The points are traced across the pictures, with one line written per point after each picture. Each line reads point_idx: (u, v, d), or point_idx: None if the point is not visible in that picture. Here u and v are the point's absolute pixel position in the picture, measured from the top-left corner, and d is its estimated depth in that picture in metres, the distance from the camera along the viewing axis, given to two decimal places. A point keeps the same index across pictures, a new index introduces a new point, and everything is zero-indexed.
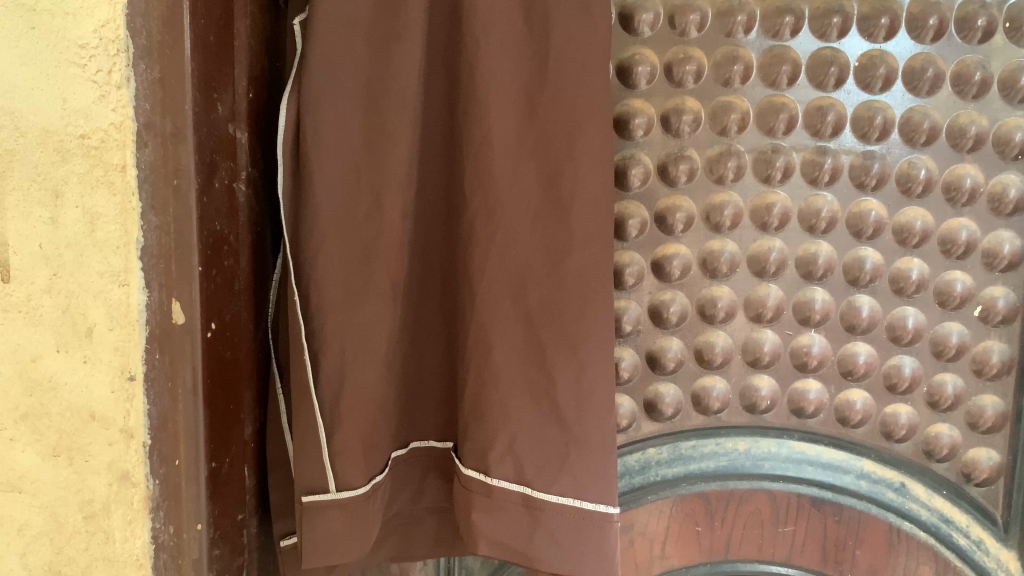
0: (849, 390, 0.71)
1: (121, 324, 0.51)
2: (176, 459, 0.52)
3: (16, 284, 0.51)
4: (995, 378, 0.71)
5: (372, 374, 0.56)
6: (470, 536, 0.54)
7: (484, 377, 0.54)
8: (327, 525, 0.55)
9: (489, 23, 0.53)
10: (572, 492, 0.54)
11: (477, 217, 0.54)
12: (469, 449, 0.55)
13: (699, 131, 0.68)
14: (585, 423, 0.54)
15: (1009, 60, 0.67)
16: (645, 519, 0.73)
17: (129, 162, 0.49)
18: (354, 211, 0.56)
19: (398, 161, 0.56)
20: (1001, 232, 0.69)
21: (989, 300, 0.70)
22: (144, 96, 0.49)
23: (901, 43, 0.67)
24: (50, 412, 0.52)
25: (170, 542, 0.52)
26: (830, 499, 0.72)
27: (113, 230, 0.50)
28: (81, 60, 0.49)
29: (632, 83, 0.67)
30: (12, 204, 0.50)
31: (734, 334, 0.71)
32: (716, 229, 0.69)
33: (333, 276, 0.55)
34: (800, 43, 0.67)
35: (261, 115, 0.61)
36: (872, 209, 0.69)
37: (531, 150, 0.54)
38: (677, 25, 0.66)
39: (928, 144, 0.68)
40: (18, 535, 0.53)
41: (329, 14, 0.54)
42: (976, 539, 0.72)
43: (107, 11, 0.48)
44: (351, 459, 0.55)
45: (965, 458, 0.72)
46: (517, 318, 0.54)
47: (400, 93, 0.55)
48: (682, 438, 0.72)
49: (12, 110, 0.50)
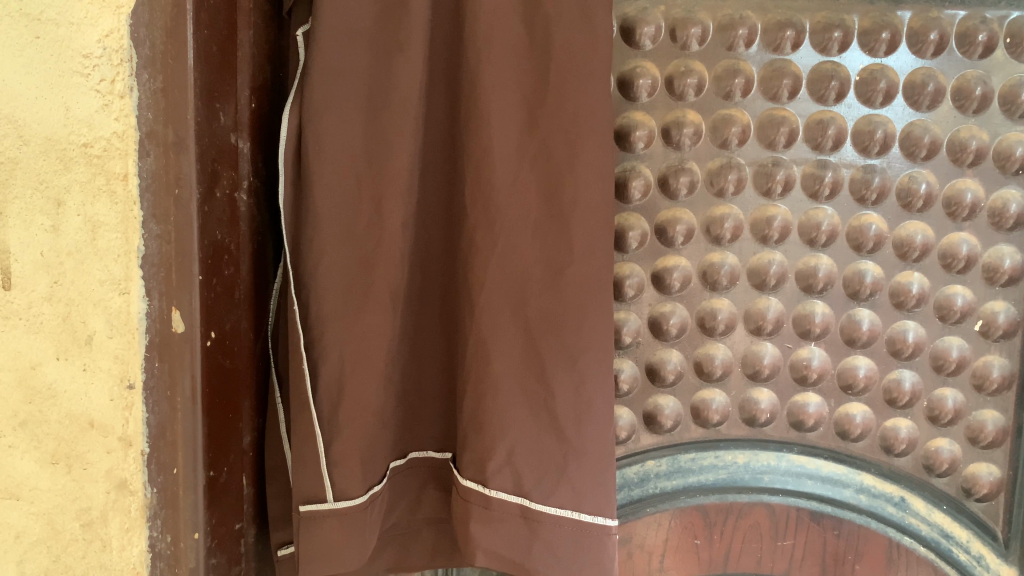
0: (849, 404, 0.71)
1: (121, 332, 0.51)
2: (174, 468, 0.52)
3: (16, 291, 0.51)
4: (996, 394, 0.71)
5: (371, 385, 0.56)
6: (467, 547, 0.53)
7: (483, 388, 0.54)
8: (324, 535, 0.55)
9: (490, 35, 0.53)
10: (570, 503, 0.54)
11: (477, 228, 0.54)
12: (467, 460, 0.55)
13: (699, 144, 0.68)
14: (583, 434, 0.54)
15: (1009, 75, 0.67)
16: (643, 532, 0.72)
17: (131, 171, 0.49)
18: (354, 221, 0.56)
19: (398, 171, 0.56)
20: (1001, 247, 0.69)
21: (990, 314, 0.70)
22: (146, 105, 0.49)
23: (901, 58, 0.67)
24: (49, 419, 0.52)
25: (167, 550, 0.52)
26: (830, 512, 0.71)
27: (114, 239, 0.50)
28: (84, 69, 0.49)
29: (633, 96, 0.67)
30: (14, 212, 0.50)
31: (734, 346, 0.71)
32: (716, 242, 0.69)
33: (334, 286, 0.56)
34: (801, 57, 0.67)
35: (263, 125, 0.61)
36: (872, 223, 0.69)
37: (532, 161, 0.54)
38: (678, 39, 0.67)
39: (928, 158, 0.68)
40: (14, 543, 0.53)
41: (331, 24, 0.54)
42: (976, 554, 0.72)
43: (112, 21, 0.48)
44: (349, 469, 0.55)
45: (965, 473, 0.72)
46: (517, 328, 0.54)
47: (402, 104, 0.55)
48: (681, 450, 0.72)
49: (15, 118, 0.50)
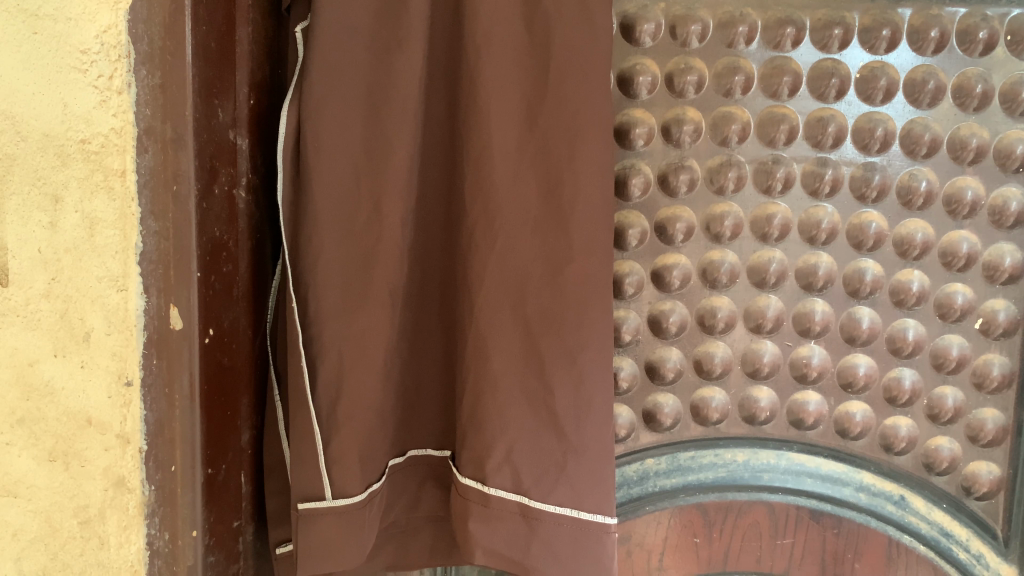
0: (849, 402, 0.71)
1: (119, 329, 0.51)
2: (172, 465, 0.52)
3: (14, 288, 0.51)
4: (996, 392, 0.71)
5: (370, 382, 0.56)
6: (466, 545, 0.53)
7: (483, 386, 0.54)
8: (323, 533, 0.55)
9: (490, 32, 0.53)
10: (569, 501, 0.54)
11: (477, 225, 0.54)
12: (466, 458, 0.55)
13: (699, 141, 0.68)
14: (583, 432, 0.54)
15: (1009, 73, 0.67)
16: (642, 530, 0.72)
17: (129, 167, 0.49)
18: (354, 218, 0.56)
19: (398, 168, 0.56)
20: (1002, 245, 0.69)
21: (990, 313, 0.70)
22: (144, 102, 0.49)
23: (901, 55, 0.67)
24: (47, 416, 0.52)
25: (165, 548, 0.52)
26: (829, 511, 0.71)
27: (112, 235, 0.50)
28: (82, 65, 0.49)
29: (633, 93, 0.67)
30: (11, 209, 0.50)
31: (734, 345, 0.71)
32: (716, 240, 0.69)
33: (333, 283, 0.55)
34: (801, 54, 0.67)
35: (262, 122, 0.61)
36: (872, 221, 0.69)
37: (532, 159, 0.54)
38: (678, 36, 0.66)
39: (928, 156, 0.68)
40: (11, 541, 0.53)
41: (330, 21, 0.54)
42: (976, 553, 0.72)
43: (110, 17, 0.48)
44: (348, 467, 0.55)
45: (965, 471, 0.72)
46: (516, 326, 0.54)
47: (401, 101, 0.55)
48: (681, 448, 0.72)
49: (13, 114, 0.50)
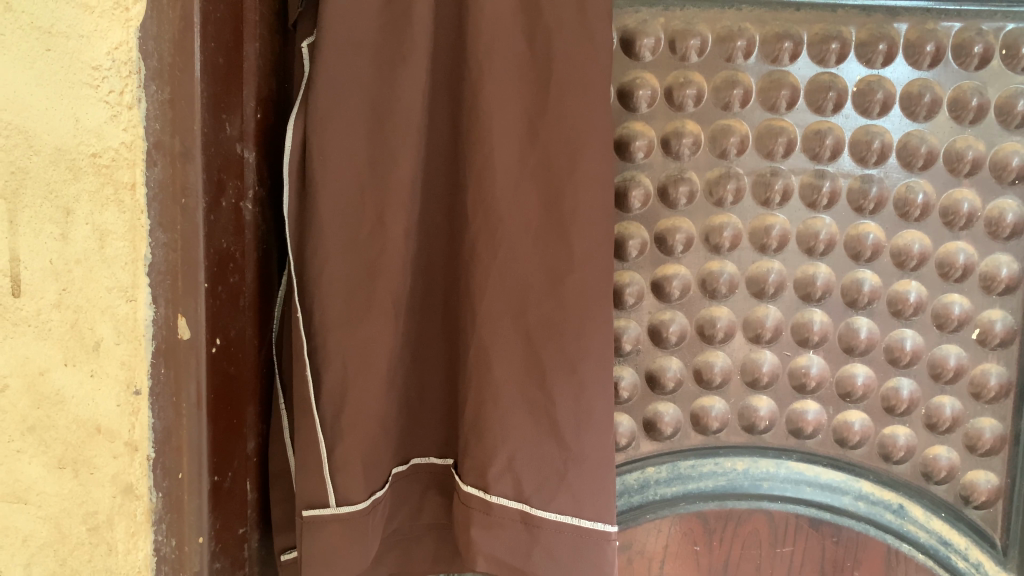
0: (848, 411, 0.72)
1: (128, 338, 0.52)
2: (179, 472, 0.52)
3: (26, 299, 0.52)
4: (993, 401, 0.71)
5: (373, 392, 0.57)
6: (468, 553, 0.54)
7: (484, 395, 0.54)
8: (326, 540, 0.56)
9: (492, 48, 0.54)
10: (570, 509, 0.54)
11: (478, 237, 0.54)
12: (469, 466, 0.55)
13: (699, 154, 0.69)
14: (583, 440, 0.54)
15: (1005, 86, 0.68)
16: (643, 538, 0.72)
17: (139, 181, 0.50)
18: (357, 229, 0.57)
19: (400, 181, 0.56)
20: (999, 256, 0.70)
21: (988, 323, 0.70)
22: (153, 116, 0.50)
23: (898, 69, 0.68)
24: (57, 424, 0.53)
25: (172, 554, 0.53)
26: (828, 519, 0.71)
27: (121, 247, 0.51)
28: (94, 81, 0.50)
29: (633, 106, 0.68)
30: (24, 221, 0.51)
31: (733, 354, 0.71)
32: (716, 250, 0.70)
33: (337, 294, 0.56)
34: (800, 67, 0.68)
35: (269, 135, 0.62)
36: (870, 232, 0.69)
37: (533, 171, 0.55)
38: (678, 50, 0.67)
39: (925, 168, 0.69)
40: (21, 547, 0.53)
41: (336, 37, 0.55)
42: (975, 561, 0.72)
43: (120, 34, 0.49)
44: (351, 475, 0.56)
45: (964, 480, 0.72)
46: (517, 335, 0.55)
47: (404, 114, 0.56)
48: (681, 457, 0.72)
49: (25, 129, 0.51)
